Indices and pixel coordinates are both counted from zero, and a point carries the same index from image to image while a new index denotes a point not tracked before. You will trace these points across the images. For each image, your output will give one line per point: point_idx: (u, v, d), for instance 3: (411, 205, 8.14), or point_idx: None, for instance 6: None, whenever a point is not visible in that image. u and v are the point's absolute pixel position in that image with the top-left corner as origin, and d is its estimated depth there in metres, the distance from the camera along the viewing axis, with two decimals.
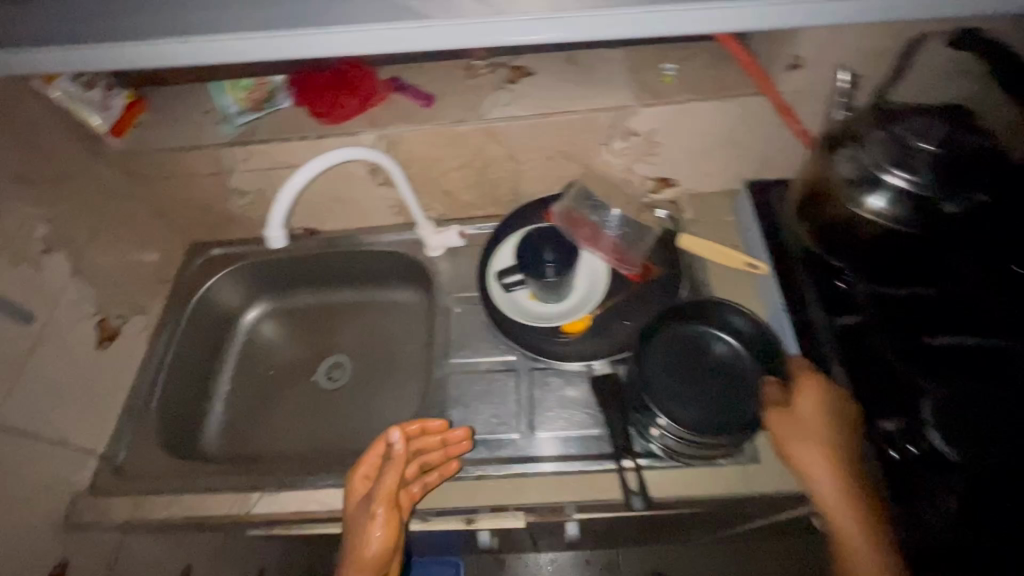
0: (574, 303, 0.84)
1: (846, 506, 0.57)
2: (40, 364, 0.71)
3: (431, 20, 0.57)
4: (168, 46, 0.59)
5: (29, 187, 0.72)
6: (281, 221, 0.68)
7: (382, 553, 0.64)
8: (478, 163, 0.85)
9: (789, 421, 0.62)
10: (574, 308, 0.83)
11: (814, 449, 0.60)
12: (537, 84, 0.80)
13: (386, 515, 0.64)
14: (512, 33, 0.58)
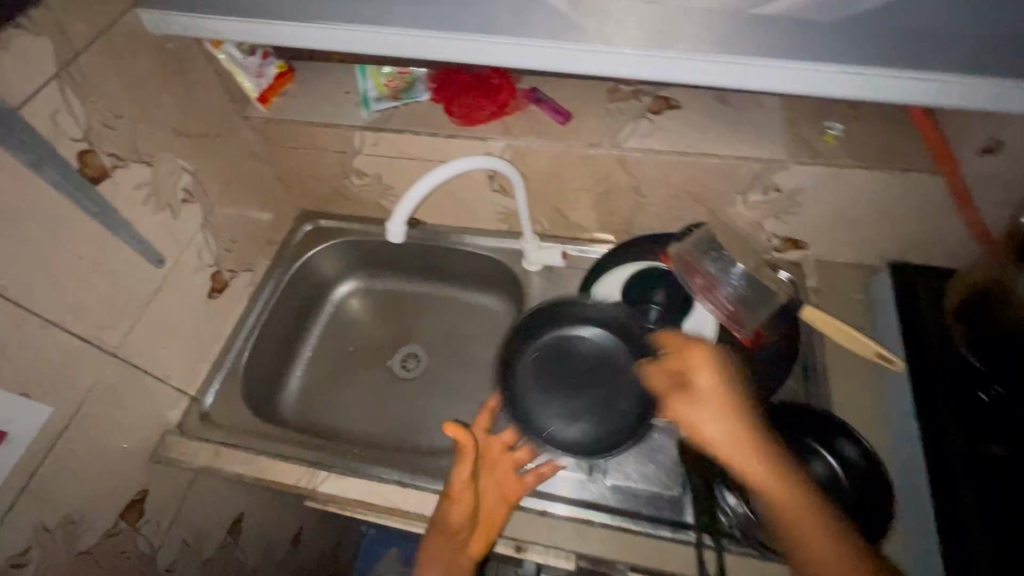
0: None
1: (808, 506, 0.49)
2: (161, 305, 0.76)
3: (601, 46, 0.55)
4: (340, 33, 0.61)
5: (184, 140, 0.76)
6: (405, 215, 0.67)
7: (462, 534, 0.67)
8: (599, 188, 0.82)
9: (681, 396, 0.54)
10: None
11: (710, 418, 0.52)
12: (681, 118, 0.75)
13: (462, 500, 0.67)
14: (682, 70, 0.55)
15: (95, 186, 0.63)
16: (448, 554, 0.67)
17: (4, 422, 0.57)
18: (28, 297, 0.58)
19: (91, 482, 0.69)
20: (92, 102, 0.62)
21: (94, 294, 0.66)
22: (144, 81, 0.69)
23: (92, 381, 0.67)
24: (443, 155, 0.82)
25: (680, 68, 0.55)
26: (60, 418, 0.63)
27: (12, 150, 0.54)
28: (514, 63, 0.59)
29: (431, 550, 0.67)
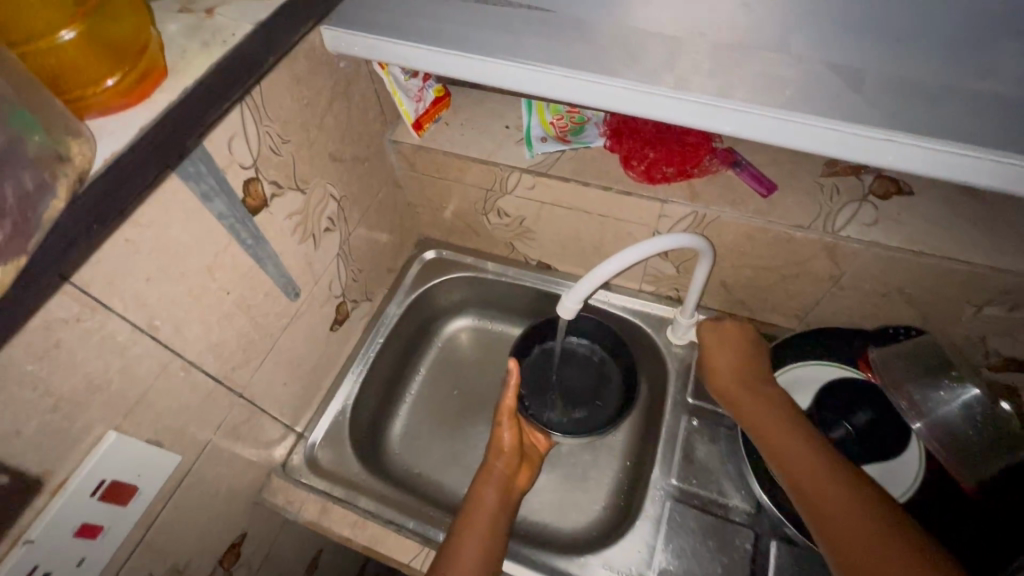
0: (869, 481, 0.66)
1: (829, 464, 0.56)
2: (288, 339, 0.70)
3: (871, 128, 0.44)
4: (530, 73, 0.51)
5: (336, 165, 0.70)
6: (584, 291, 0.61)
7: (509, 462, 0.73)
8: (787, 270, 0.70)
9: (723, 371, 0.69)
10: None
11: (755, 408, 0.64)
12: (915, 207, 0.62)
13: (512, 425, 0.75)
14: (968, 170, 0.43)
15: (254, 216, 0.57)
16: (500, 481, 0.71)
17: (135, 477, 0.51)
18: (177, 339, 0.52)
19: (200, 530, 0.63)
20: (266, 126, 0.56)
21: (234, 332, 0.60)
22: (314, 104, 0.63)
23: (217, 424, 0.61)
24: (609, 210, 0.73)
25: (960, 167, 0.43)
26: (183, 466, 0.58)
27: (188, 182, 0.48)
28: (744, 138, 0.47)
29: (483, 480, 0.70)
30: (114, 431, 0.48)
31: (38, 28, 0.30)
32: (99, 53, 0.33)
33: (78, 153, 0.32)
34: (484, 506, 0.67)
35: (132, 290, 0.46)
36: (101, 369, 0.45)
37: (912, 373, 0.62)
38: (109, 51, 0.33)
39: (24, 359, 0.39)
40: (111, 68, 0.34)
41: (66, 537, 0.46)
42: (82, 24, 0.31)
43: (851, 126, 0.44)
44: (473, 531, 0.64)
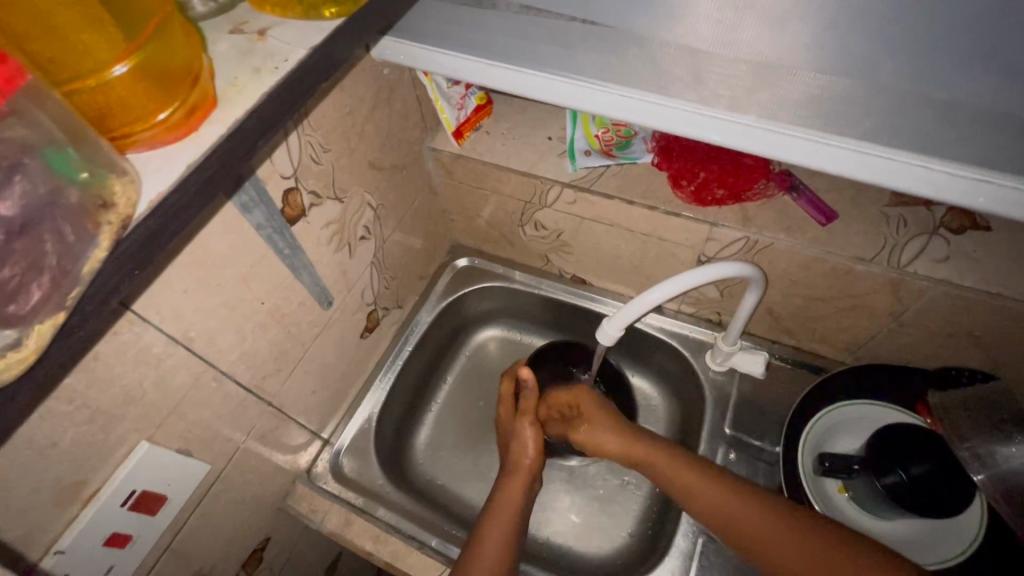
0: (922, 535, 0.61)
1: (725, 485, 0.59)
2: (319, 348, 0.69)
3: (948, 165, 0.43)
4: (594, 92, 0.51)
5: (375, 173, 0.69)
6: (628, 317, 0.58)
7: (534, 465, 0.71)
8: (842, 303, 0.66)
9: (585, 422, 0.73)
10: (918, 544, 0.61)
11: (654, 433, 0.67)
12: (990, 245, 0.58)
13: (535, 427, 0.73)
14: None
15: (292, 226, 0.56)
16: (521, 485, 0.69)
17: (165, 486, 0.50)
18: (211, 350, 0.51)
19: (224, 538, 0.63)
20: (308, 135, 0.55)
21: (266, 341, 0.59)
22: (356, 112, 0.61)
23: (248, 430, 0.61)
24: (653, 229, 0.70)
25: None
26: (212, 473, 0.58)
27: (230, 193, 0.47)
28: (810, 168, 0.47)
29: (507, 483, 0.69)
30: (146, 441, 0.47)
31: (88, 59, 0.25)
32: (152, 86, 0.27)
33: (121, 196, 0.24)
34: (506, 507, 0.66)
35: (169, 302, 0.45)
36: (136, 382, 0.45)
37: (976, 424, 0.57)
38: (158, 81, 0.27)
39: (62, 375, 0.39)
40: (163, 99, 0.28)
41: (96, 546, 0.46)
42: (136, 53, 0.26)
43: (923, 162, 0.43)
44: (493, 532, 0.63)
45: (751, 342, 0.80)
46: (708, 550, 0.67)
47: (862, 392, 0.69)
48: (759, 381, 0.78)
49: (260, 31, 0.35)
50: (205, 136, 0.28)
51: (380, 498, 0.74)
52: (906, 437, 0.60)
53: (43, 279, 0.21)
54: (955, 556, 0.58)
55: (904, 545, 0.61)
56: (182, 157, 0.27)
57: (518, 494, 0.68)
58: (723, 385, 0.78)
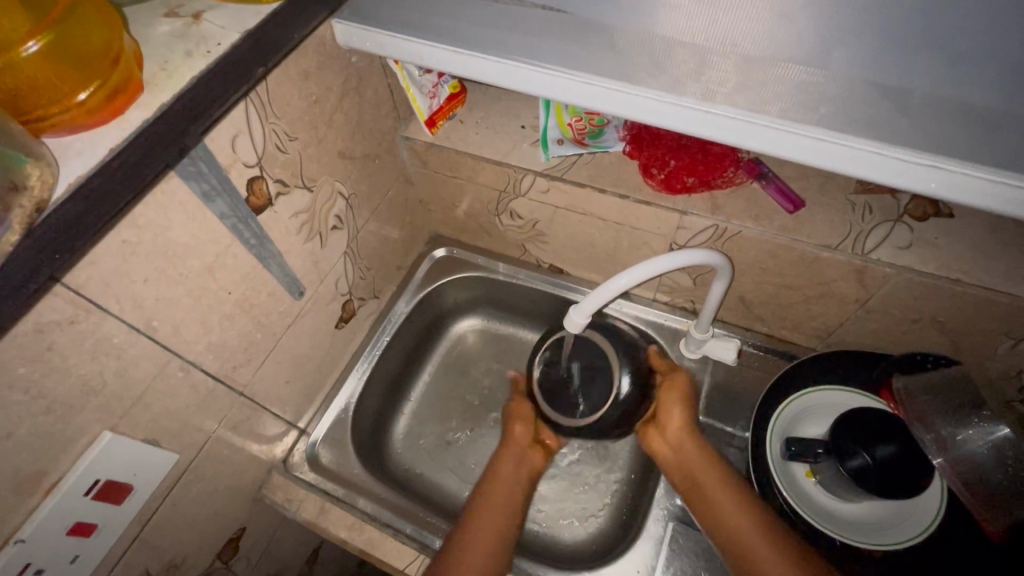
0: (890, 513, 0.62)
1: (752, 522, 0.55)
2: (293, 338, 0.69)
3: (904, 151, 0.41)
4: (552, 75, 0.49)
5: (346, 163, 0.68)
6: (594, 305, 0.58)
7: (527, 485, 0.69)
8: (810, 290, 0.67)
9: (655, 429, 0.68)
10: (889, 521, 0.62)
11: (702, 464, 0.61)
12: (953, 232, 0.58)
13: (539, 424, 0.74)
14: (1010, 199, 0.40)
15: (258, 215, 0.56)
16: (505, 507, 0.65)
17: (130, 475, 0.50)
18: (175, 340, 0.51)
19: (197, 527, 0.63)
20: (272, 123, 0.54)
21: (234, 332, 0.59)
22: (324, 100, 0.61)
23: (218, 421, 0.61)
24: (625, 218, 0.70)
25: (989, 196, 0.41)
26: (181, 464, 0.58)
27: (189, 182, 0.47)
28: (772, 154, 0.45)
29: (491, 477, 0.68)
30: (108, 432, 0.47)
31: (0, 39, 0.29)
32: (71, 68, 0.31)
33: (37, 180, 0.30)
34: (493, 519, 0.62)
35: (129, 292, 0.45)
36: (96, 372, 0.45)
37: (940, 408, 0.58)
38: (79, 64, 0.32)
39: (15, 365, 0.39)
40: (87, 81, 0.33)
41: (59, 536, 0.46)
42: (47, 34, 0.30)
43: (878, 148, 0.42)
44: (483, 526, 0.61)
45: (725, 330, 0.81)
46: (678, 534, 0.68)
47: (829, 377, 0.70)
48: (732, 369, 0.79)
49: (195, 15, 0.41)
50: (131, 119, 0.35)
51: (357, 487, 0.75)
52: (873, 420, 0.61)
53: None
54: (923, 528, 0.60)
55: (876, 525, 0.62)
56: (105, 142, 0.34)
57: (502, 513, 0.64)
58: (697, 373, 0.79)
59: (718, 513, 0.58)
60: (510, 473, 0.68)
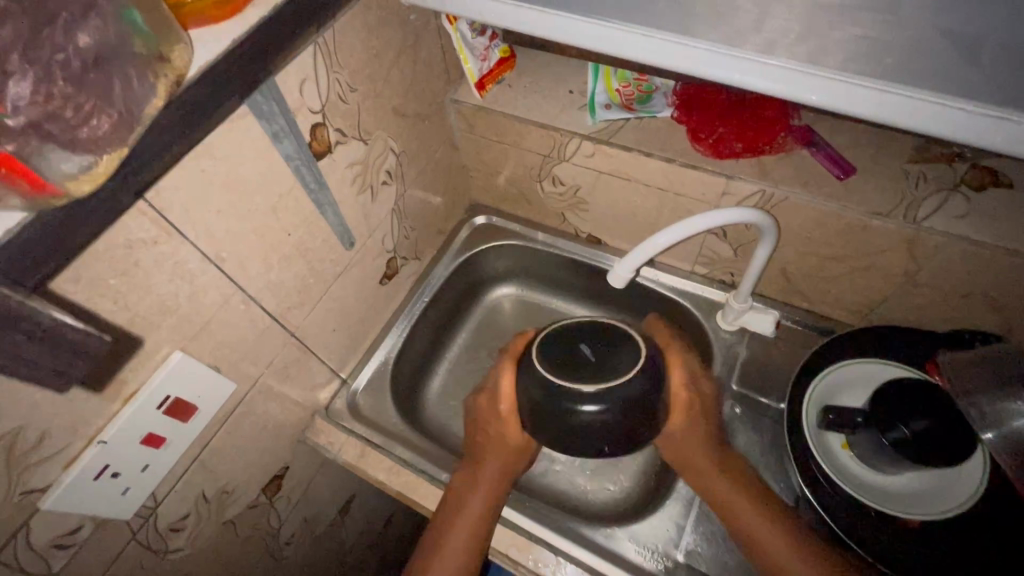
0: (943, 476, 0.61)
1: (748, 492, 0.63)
2: (340, 288, 0.72)
3: (966, 101, 0.41)
4: (606, 29, 0.50)
5: (398, 120, 0.71)
6: (636, 261, 0.60)
7: (494, 490, 0.66)
8: (856, 262, 0.66)
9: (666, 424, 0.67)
10: (945, 487, 0.60)
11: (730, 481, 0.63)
12: (1013, 203, 0.57)
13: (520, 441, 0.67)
14: None
15: (318, 161, 0.59)
16: (477, 511, 0.64)
17: (195, 397, 0.54)
18: (239, 273, 0.55)
19: (248, 458, 0.67)
20: (336, 73, 0.56)
21: (291, 274, 0.62)
22: (383, 55, 0.63)
23: (270, 359, 0.64)
24: (669, 184, 0.70)
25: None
26: (237, 395, 0.61)
27: (260, 120, 0.49)
28: (826, 108, 0.46)
29: (475, 486, 0.66)
30: (179, 352, 0.51)
31: None
32: None
33: (177, 55, 0.35)
34: (464, 524, 0.63)
35: (202, 219, 0.48)
36: (172, 293, 0.48)
37: (980, 378, 0.55)
38: None
39: (109, 277, 0.42)
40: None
41: (134, 444, 0.50)
42: None
43: (943, 101, 0.42)
44: (460, 528, 0.63)
45: (763, 303, 0.81)
46: None
47: (872, 354, 0.69)
48: (768, 342, 0.79)
49: None
50: (247, 17, 0.40)
51: (395, 436, 0.78)
52: (906, 392, 0.60)
53: (113, 112, 0.31)
54: (981, 482, 0.59)
55: (932, 493, 0.61)
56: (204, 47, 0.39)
57: (477, 514, 0.64)
58: (732, 345, 0.79)
59: (743, 527, 0.61)
60: (486, 487, 0.66)
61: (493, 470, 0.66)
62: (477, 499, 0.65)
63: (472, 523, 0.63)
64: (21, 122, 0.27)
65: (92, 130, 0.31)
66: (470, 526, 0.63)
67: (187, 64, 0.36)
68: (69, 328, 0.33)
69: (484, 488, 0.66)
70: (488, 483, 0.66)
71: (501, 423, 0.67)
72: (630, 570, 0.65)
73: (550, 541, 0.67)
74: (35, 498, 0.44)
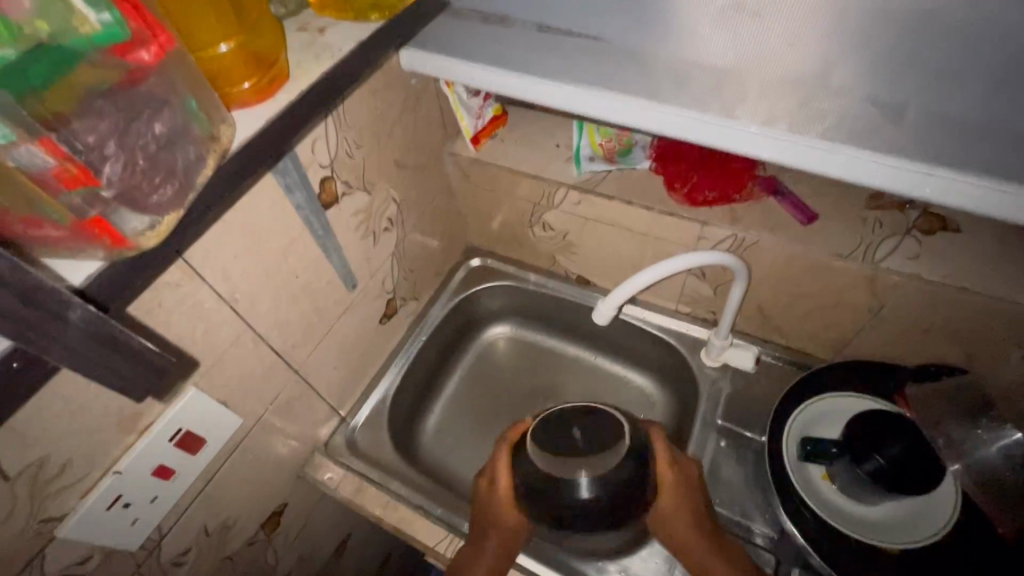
0: (915, 505, 0.65)
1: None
2: (342, 327, 0.77)
3: (897, 157, 0.47)
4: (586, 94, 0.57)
5: (400, 172, 0.77)
6: (619, 299, 0.64)
7: (494, 569, 0.64)
8: (825, 300, 0.71)
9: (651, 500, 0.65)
10: (918, 516, 0.64)
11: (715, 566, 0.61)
12: (960, 245, 0.63)
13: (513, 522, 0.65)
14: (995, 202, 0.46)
15: (326, 210, 0.64)
16: None
17: (204, 430, 0.57)
18: (251, 313, 0.59)
19: (249, 493, 0.69)
20: (343, 132, 0.63)
21: (298, 313, 0.66)
22: (386, 115, 0.69)
23: (274, 395, 0.68)
24: (649, 229, 0.76)
25: (977, 196, 0.46)
26: (242, 429, 0.64)
27: (276, 175, 0.55)
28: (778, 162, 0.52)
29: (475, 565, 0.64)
30: (193, 389, 0.54)
31: (204, 43, 0.42)
32: (250, 62, 0.45)
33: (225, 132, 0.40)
34: None
35: (220, 264, 0.53)
36: (191, 330, 0.52)
37: (951, 411, 0.59)
38: (254, 62, 0.45)
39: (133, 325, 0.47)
40: (251, 74, 0.45)
41: (147, 474, 0.52)
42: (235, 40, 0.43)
43: (875, 156, 0.48)
44: None
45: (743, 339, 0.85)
46: None
47: (847, 387, 0.73)
48: (750, 377, 0.83)
49: (319, 29, 0.52)
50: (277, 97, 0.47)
51: (392, 471, 0.80)
52: (879, 421, 0.63)
53: (176, 180, 0.36)
54: (952, 510, 0.63)
55: (906, 522, 0.65)
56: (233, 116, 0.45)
57: None
58: (716, 380, 0.83)
59: None
60: (486, 568, 0.64)
61: (494, 548, 0.65)
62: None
63: None
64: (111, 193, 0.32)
65: (159, 197, 0.35)
66: None
67: (232, 137, 0.41)
68: (151, 351, 0.36)
69: (484, 568, 0.64)
70: (487, 560, 0.64)
71: (500, 505, 0.66)
72: None
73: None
74: (52, 526, 0.46)
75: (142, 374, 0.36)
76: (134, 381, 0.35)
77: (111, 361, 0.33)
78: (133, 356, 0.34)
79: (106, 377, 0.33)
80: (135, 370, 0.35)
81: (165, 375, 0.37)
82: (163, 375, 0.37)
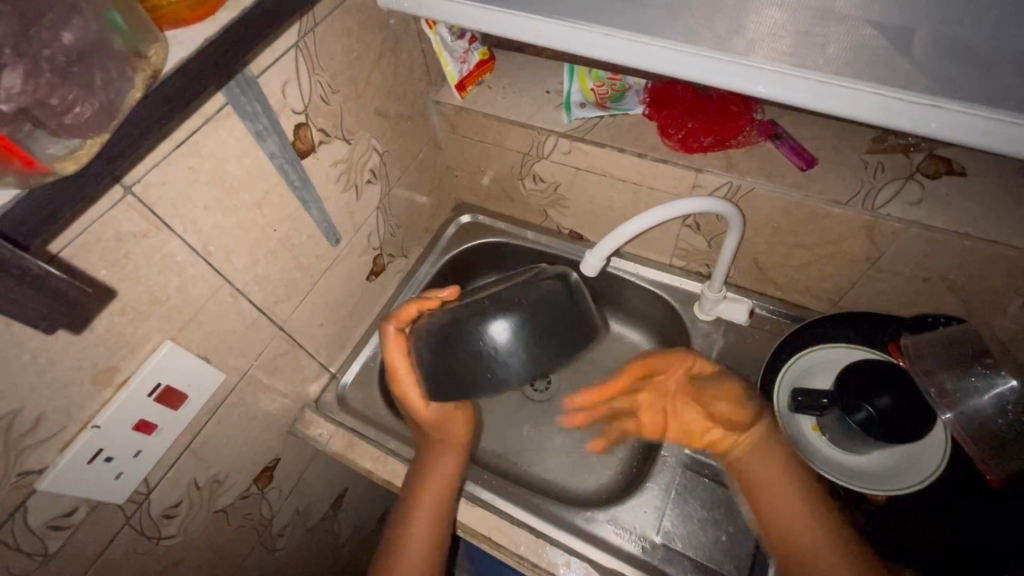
0: (904, 454, 0.65)
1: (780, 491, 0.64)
2: (327, 284, 0.75)
3: (903, 91, 0.44)
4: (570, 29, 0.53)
5: (382, 120, 0.73)
6: (608, 248, 0.62)
7: (457, 454, 0.72)
8: (822, 250, 0.69)
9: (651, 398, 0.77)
10: (908, 465, 0.64)
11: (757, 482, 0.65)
12: (964, 191, 0.60)
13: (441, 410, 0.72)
14: (1003, 138, 0.43)
15: (302, 160, 0.61)
16: (448, 472, 0.69)
17: (185, 385, 0.56)
18: (226, 266, 0.57)
19: (239, 448, 0.70)
20: (317, 76, 0.59)
21: (278, 268, 0.65)
22: (364, 58, 0.65)
23: (258, 352, 0.67)
24: (642, 178, 0.73)
25: (982, 133, 0.43)
26: (226, 385, 0.63)
27: (244, 120, 0.52)
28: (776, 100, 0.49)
29: (436, 461, 0.70)
30: (169, 341, 0.53)
31: None
32: None
33: (154, 52, 0.36)
34: (434, 490, 0.68)
35: (190, 215, 0.51)
36: (162, 283, 0.50)
37: (942, 361, 0.60)
38: None
39: (102, 249, 0.44)
40: None
41: (127, 429, 0.52)
42: None
43: (878, 90, 0.44)
44: (426, 500, 0.67)
45: (738, 293, 0.84)
46: (686, 478, 0.72)
47: (840, 339, 0.72)
48: (743, 332, 0.82)
49: None
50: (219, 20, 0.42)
51: (383, 427, 0.80)
52: (872, 371, 0.61)
53: (95, 100, 0.33)
54: (942, 456, 0.62)
55: (894, 471, 0.64)
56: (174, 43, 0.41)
57: (451, 472, 0.70)
58: (709, 335, 0.82)
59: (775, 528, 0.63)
60: (451, 459, 0.70)
61: (452, 443, 0.72)
62: (445, 465, 0.70)
63: (442, 494, 0.68)
64: (13, 107, 0.28)
65: (75, 117, 0.32)
66: (438, 495, 0.68)
67: (164, 58, 0.37)
68: (55, 276, 0.32)
69: (446, 464, 0.70)
70: (445, 454, 0.71)
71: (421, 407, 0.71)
72: (613, 552, 0.67)
73: (538, 529, 0.69)
74: (31, 479, 0.46)
75: (54, 307, 0.33)
76: (41, 311, 0.32)
77: (12, 289, 0.30)
78: (41, 286, 0.31)
79: (6, 306, 0.30)
80: (43, 300, 0.32)
81: (80, 308, 0.34)
82: (78, 307, 0.34)
